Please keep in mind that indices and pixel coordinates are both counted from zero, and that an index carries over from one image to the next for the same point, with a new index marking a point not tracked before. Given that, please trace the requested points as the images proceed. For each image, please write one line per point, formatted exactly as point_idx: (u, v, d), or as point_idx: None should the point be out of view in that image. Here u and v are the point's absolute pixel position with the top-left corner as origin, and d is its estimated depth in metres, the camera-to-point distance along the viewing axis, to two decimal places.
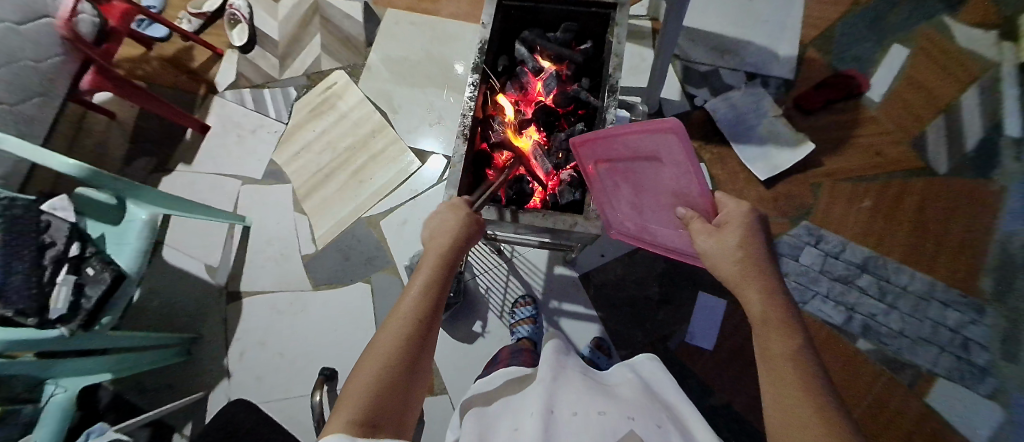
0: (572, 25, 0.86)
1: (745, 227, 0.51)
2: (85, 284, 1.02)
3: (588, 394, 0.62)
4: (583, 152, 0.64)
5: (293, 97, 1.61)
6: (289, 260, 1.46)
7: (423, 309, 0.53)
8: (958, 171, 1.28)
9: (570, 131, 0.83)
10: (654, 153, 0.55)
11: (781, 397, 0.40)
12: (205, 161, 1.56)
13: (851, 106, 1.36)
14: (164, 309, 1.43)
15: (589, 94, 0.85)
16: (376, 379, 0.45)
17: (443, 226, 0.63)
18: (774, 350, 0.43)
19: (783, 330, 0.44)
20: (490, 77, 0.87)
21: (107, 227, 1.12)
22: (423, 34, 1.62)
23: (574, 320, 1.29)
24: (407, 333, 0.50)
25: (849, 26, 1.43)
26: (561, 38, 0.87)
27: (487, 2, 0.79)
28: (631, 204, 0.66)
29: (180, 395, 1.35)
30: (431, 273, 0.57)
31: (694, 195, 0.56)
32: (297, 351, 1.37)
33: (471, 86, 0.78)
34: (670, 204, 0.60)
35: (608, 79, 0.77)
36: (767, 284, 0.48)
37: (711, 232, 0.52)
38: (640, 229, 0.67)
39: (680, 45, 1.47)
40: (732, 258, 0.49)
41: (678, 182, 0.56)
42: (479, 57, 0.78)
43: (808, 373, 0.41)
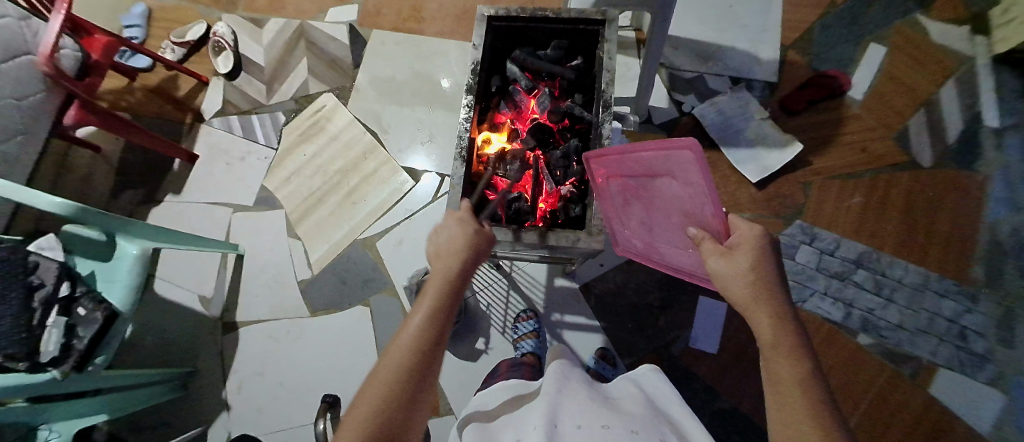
0: (562, 42, 0.86)
1: (757, 251, 0.51)
2: (76, 325, 1.00)
3: (593, 407, 0.62)
4: (596, 166, 0.66)
5: (281, 122, 1.60)
6: (285, 287, 1.44)
7: (426, 336, 0.52)
8: (942, 162, 1.31)
9: (565, 147, 0.84)
10: (666, 170, 0.55)
11: (785, 420, 0.41)
12: (195, 190, 1.54)
13: (834, 105, 1.39)
14: (158, 344, 1.39)
15: (582, 109, 0.85)
16: (375, 411, 0.44)
17: (450, 246, 0.61)
18: (783, 374, 0.44)
19: (792, 356, 0.45)
20: (483, 97, 0.87)
21: (98, 263, 1.10)
22: (409, 53, 1.62)
23: (576, 331, 1.29)
24: (408, 362, 0.49)
25: (827, 27, 1.46)
26: (552, 55, 0.88)
27: (477, 23, 0.80)
28: (641, 221, 0.67)
29: (177, 431, 1.32)
30: (436, 296, 0.56)
31: (706, 216, 0.56)
32: (298, 379, 1.34)
33: (465, 107, 0.78)
34: (682, 223, 0.60)
35: (600, 94, 0.77)
36: (778, 309, 0.48)
37: (723, 253, 0.52)
38: (648, 248, 0.68)
39: (665, 53, 1.49)
40: (743, 281, 0.50)
41: (691, 202, 0.56)
42: (471, 78, 0.79)
43: (814, 400, 0.42)
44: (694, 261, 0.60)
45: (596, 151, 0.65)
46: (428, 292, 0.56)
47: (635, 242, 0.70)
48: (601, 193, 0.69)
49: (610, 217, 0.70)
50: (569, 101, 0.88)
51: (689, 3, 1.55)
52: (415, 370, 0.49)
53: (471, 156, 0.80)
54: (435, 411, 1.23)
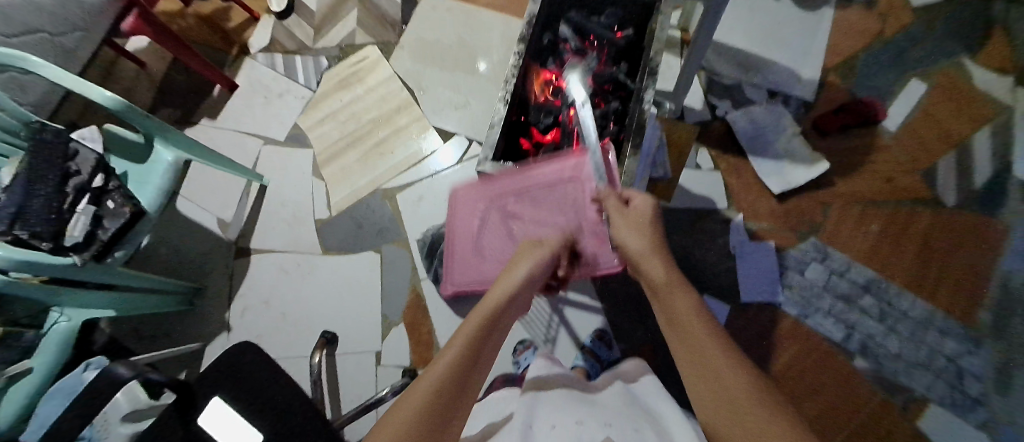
0: (616, 11, 0.89)
1: (648, 213, 0.69)
2: (103, 217, 1.04)
3: (567, 405, 0.66)
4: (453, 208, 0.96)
5: (323, 67, 1.61)
6: (301, 223, 1.47)
7: (485, 326, 0.57)
8: (964, 204, 1.31)
9: (604, 108, 0.87)
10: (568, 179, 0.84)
11: (693, 350, 0.49)
12: (230, 118, 1.58)
13: (866, 133, 1.40)
14: (172, 258, 1.44)
15: (626, 77, 0.88)
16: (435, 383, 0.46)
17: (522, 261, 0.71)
18: (680, 309, 0.54)
19: (680, 289, 0.57)
20: (535, 52, 0.91)
21: (132, 165, 1.14)
22: (457, 19, 1.63)
23: (578, 310, 1.31)
24: (470, 345, 0.52)
25: (872, 57, 1.47)
26: (605, 23, 0.91)
27: None
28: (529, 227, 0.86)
29: (177, 343, 1.36)
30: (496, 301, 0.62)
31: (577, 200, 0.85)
32: (301, 314, 1.38)
33: (517, 54, 0.81)
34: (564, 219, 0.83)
35: (648, 61, 0.80)
36: (665, 260, 0.62)
37: (621, 211, 0.70)
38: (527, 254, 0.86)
39: (708, 58, 1.51)
40: (644, 238, 0.65)
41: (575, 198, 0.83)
42: (527, 28, 0.82)
43: (704, 322, 0.52)
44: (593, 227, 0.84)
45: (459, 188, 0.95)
46: (493, 294, 0.64)
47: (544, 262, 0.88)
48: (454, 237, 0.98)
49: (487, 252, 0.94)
50: (615, 68, 0.91)
51: (741, 13, 1.56)
52: (471, 350, 0.52)
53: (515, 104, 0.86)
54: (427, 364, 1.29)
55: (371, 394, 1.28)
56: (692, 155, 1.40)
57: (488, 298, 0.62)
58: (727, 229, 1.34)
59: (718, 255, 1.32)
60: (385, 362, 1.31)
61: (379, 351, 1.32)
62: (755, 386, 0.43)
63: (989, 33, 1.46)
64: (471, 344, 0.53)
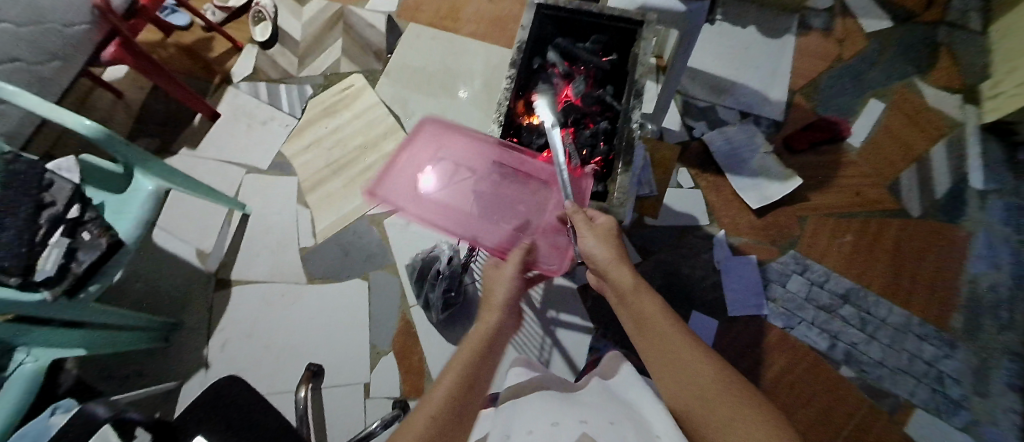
0: (601, 37, 0.92)
1: (609, 232, 0.68)
2: (78, 249, 0.99)
3: (548, 408, 0.62)
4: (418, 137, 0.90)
5: (308, 94, 1.62)
6: (286, 251, 1.44)
7: (482, 348, 0.60)
8: (928, 214, 1.39)
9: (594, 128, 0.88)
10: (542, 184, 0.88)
11: (664, 348, 0.55)
12: (211, 146, 1.55)
13: (834, 149, 1.48)
14: (147, 292, 1.38)
15: (613, 98, 0.90)
16: (439, 411, 0.50)
17: (498, 278, 0.72)
18: (647, 312, 0.60)
19: (645, 294, 0.61)
20: (524, 77, 0.93)
21: (110, 195, 1.10)
22: (442, 48, 1.67)
23: (570, 331, 1.31)
24: (468, 372, 0.56)
25: (833, 79, 1.57)
26: (591, 48, 0.93)
27: (526, 7, 0.87)
28: (485, 201, 0.88)
29: (150, 383, 1.29)
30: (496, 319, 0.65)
31: (538, 211, 0.87)
32: (285, 346, 1.33)
33: (508, 79, 0.85)
34: (519, 216, 0.87)
35: (633, 83, 0.82)
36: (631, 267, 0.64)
37: (588, 227, 0.68)
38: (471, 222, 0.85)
39: (682, 81, 1.59)
40: (610, 250, 0.66)
41: (540, 205, 0.87)
42: (516, 54, 0.85)
43: (667, 320, 0.58)
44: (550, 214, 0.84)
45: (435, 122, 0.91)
46: (488, 320, 0.65)
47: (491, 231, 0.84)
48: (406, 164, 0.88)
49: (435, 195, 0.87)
50: (602, 90, 0.93)
51: (710, 40, 1.65)
52: (459, 393, 0.53)
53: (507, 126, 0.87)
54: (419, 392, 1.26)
55: (360, 428, 1.23)
56: (673, 174, 1.45)
57: (479, 327, 0.64)
58: (711, 245, 1.38)
59: (704, 270, 1.35)
60: (375, 392, 1.27)
61: (367, 381, 1.28)
62: (722, 380, 0.49)
63: (935, 56, 1.59)
64: (470, 368, 0.57)
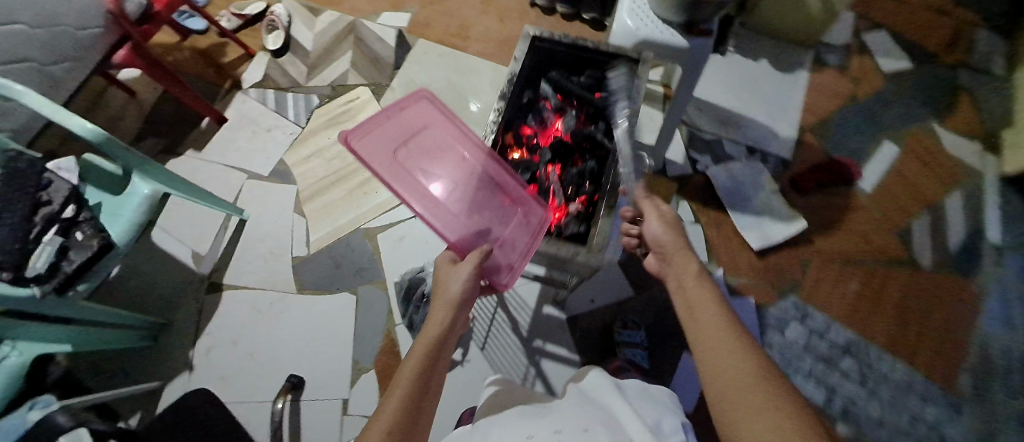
0: (596, 72, 0.90)
1: (666, 221, 0.70)
2: (70, 249, 1.00)
3: (523, 419, 0.62)
4: (409, 105, 0.75)
5: (314, 104, 1.64)
6: (278, 259, 1.44)
7: (431, 347, 0.56)
8: (940, 266, 1.32)
9: (581, 167, 0.87)
10: (523, 210, 0.74)
11: (702, 324, 0.55)
12: (215, 150, 1.57)
13: (844, 192, 1.43)
14: (139, 290, 1.39)
15: (604, 136, 0.89)
16: (397, 414, 0.47)
17: (452, 277, 0.63)
18: (692, 289, 0.60)
19: (698, 274, 0.62)
20: (514, 109, 0.90)
21: (107, 196, 1.10)
22: (449, 65, 1.68)
23: (556, 363, 1.27)
24: (419, 372, 0.52)
25: (847, 119, 1.52)
26: (585, 83, 0.92)
27: (521, 37, 0.82)
28: (458, 198, 0.72)
29: (133, 381, 1.29)
30: (444, 315, 0.60)
31: (508, 236, 0.72)
32: (268, 355, 1.32)
33: (495, 111, 0.81)
34: (486, 233, 0.71)
35: (623, 125, 0.82)
36: (684, 248, 0.67)
37: (657, 219, 0.71)
38: (432, 213, 0.69)
39: (689, 112, 1.56)
40: (669, 234, 0.69)
41: (512, 231, 0.72)
42: (507, 86, 0.82)
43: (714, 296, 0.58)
44: (519, 233, 0.71)
45: (433, 96, 0.76)
46: (438, 316, 0.61)
47: (452, 223, 0.69)
48: (387, 120, 0.72)
49: (405, 166, 0.70)
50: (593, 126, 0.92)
51: (721, 72, 1.62)
52: (412, 401, 0.49)
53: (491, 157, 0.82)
54: None
55: None
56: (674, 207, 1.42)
57: (430, 331, 0.59)
58: None
59: None
60: (353, 410, 1.25)
61: (346, 398, 1.27)
62: (765, 376, 0.45)
63: (956, 101, 1.53)
64: (421, 370, 0.53)
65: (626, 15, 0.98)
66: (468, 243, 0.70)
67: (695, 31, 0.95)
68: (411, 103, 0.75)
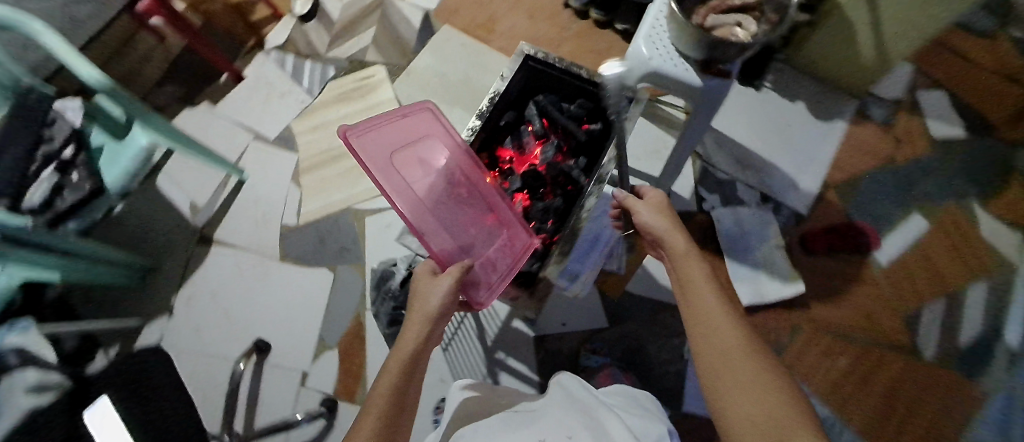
0: (583, 104, 0.97)
1: (660, 204, 0.74)
2: (64, 188, 1.06)
3: (514, 424, 0.67)
4: (410, 114, 0.75)
5: (329, 76, 1.64)
6: (268, 224, 1.47)
7: (407, 363, 0.52)
8: (943, 359, 1.22)
9: (548, 204, 0.92)
10: (509, 232, 0.71)
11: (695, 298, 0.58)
12: (229, 106, 1.60)
13: (855, 261, 1.32)
14: (137, 231, 1.45)
15: (579, 173, 0.93)
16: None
17: (430, 290, 0.60)
18: (685, 264, 0.64)
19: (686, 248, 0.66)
20: (496, 129, 0.98)
21: (109, 140, 1.11)
22: (469, 57, 1.64)
23: (515, 379, 1.26)
24: (393, 392, 0.49)
25: (877, 182, 1.40)
26: (572, 112, 0.98)
27: (513, 56, 0.86)
28: (444, 212, 0.73)
29: (117, 316, 1.36)
30: (419, 329, 0.56)
31: (491, 257, 0.70)
32: (242, 315, 1.36)
33: (470, 129, 0.81)
34: (467, 250, 0.71)
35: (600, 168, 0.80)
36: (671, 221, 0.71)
37: (651, 209, 0.73)
38: (417, 224, 0.70)
39: (707, 145, 1.47)
40: (660, 215, 0.72)
41: (494, 252, 0.70)
42: (489, 103, 0.84)
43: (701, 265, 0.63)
44: (501, 254, 0.70)
45: (435, 108, 0.76)
46: (410, 332, 0.56)
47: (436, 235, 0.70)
48: (387, 126, 0.73)
49: (398, 174, 0.72)
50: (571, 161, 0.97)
51: (751, 108, 1.52)
52: (384, 427, 0.46)
53: None
54: (351, 396, 1.26)
55: (287, 414, 1.26)
56: None
57: (403, 345, 0.55)
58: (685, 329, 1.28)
59: (671, 354, 1.26)
60: (310, 384, 1.28)
61: (306, 371, 1.30)
62: (759, 346, 0.50)
63: None
64: (397, 388, 0.50)
65: (643, 41, 0.87)
66: (450, 256, 0.69)
67: (713, 71, 0.84)
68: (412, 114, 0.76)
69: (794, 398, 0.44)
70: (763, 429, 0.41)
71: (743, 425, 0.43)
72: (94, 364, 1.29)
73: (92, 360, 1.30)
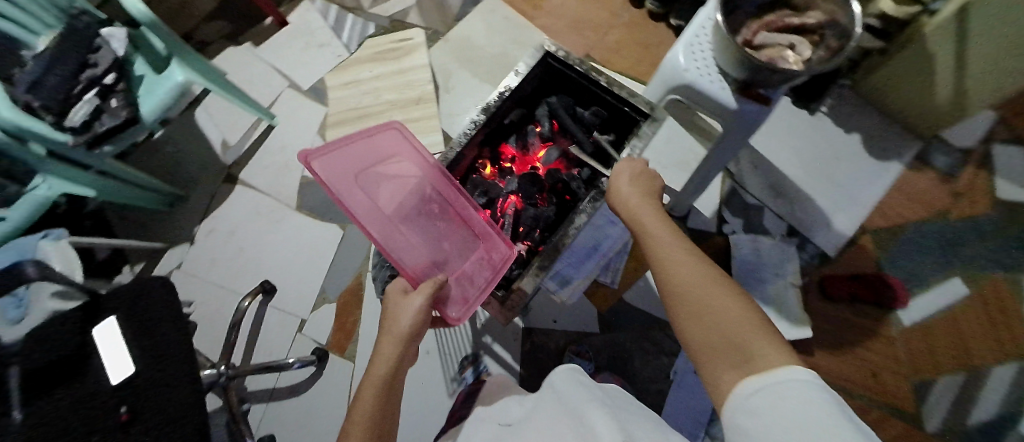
0: (599, 112, 0.95)
1: (636, 173, 0.73)
2: (104, 112, 1.09)
3: None
4: (377, 132, 0.70)
5: (368, 33, 1.62)
6: (290, 173, 1.51)
7: (384, 382, 0.59)
8: (946, 435, 1.14)
9: (540, 211, 0.95)
10: (485, 246, 0.73)
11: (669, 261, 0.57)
12: (269, 50, 1.62)
13: (874, 315, 1.24)
14: (172, 159, 1.53)
15: (580, 186, 0.95)
16: None
17: (403, 309, 0.62)
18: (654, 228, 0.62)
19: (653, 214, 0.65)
20: (502, 127, 0.99)
21: (149, 72, 1.17)
22: (510, 34, 1.59)
23: (497, 366, 1.27)
24: (373, 412, 0.56)
25: (920, 236, 1.29)
26: (587, 118, 0.96)
27: (530, 54, 0.87)
28: (418, 229, 0.71)
29: (145, 236, 1.46)
30: (393, 350, 0.60)
31: (468, 270, 0.71)
32: (254, 255, 1.44)
33: (471, 123, 0.87)
34: (443, 266, 0.70)
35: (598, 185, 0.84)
36: (643, 191, 0.70)
37: (626, 185, 0.71)
38: (386, 241, 0.66)
39: (741, 165, 1.39)
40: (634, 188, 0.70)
41: (471, 265, 0.71)
42: (493, 102, 0.88)
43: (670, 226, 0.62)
44: (478, 268, 0.71)
45: (404, 126, 0.73)
46: (384, 351, 0.60)
47: (410, 253, 0.68)
48: (352, 145, 0.67)
49: (364, 189, 0.67)
50: (576, 171, 0.99)
51: (798, 133, 1.41)
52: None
53: (455, 170, 0.92)
54: (341, 351, 1.32)
55: (282, 354, 1.34)
56: None
57: (376, 368, 0.60)
58: (677, 350, 1.25)
59: (656, 372, 1.24)
60: (306, 332, 1.35)
61: (304, 319, 1.36)
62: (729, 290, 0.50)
63: None
64: (376, 408, 0.57)
65: (683, 50, 0.97)
66: (423, 273, 0.68)
67: (751, 93, 0.92)
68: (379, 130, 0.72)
69: (745, 312, 0.47)
70: (730, 357, 0.44)
71: (710, 356, 0.46)
72: (121, 277, 1.40)
73: (120, 272, 1.41)
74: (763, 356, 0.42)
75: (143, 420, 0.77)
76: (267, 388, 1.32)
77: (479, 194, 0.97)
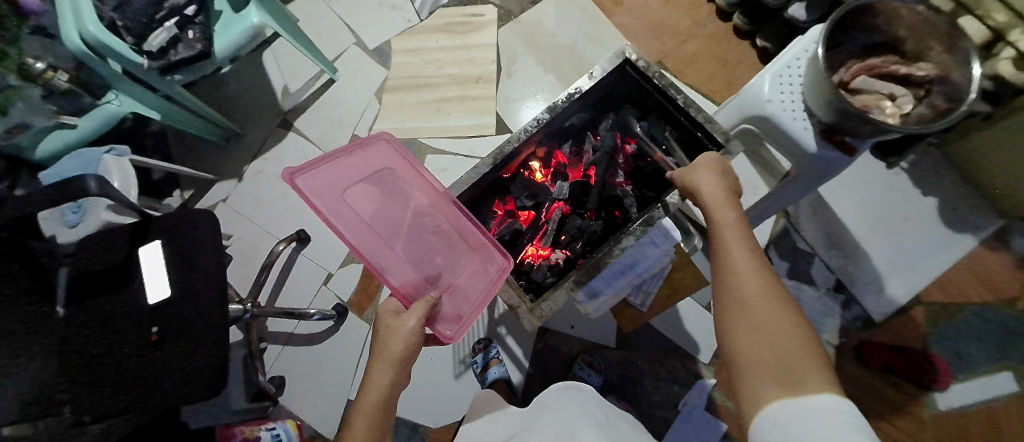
0: (668, 131, 0.91)
1: (718, 166, 0.69)
2: (180, 42, 1.11)
3: None
4: (367, 146, 0.69)
5: (441, 2, 1.59)
6: (341, 129, 1.52)
7: (380, 408, 0.59)
8: None
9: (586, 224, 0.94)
10: (480, 259, 0.71)
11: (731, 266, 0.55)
12: (342, 3, 1.62)
13: (908, 390, 1.17)
14: (234, 96, 1.56)
15: (632, 205, 0.94)
16: None
17: (395, 331, 0.61)
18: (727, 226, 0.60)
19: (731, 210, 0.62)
20: (563, 130, 0.98)
21: (228, 9, 1.16)
22: (585, 27, 1.53)
23: (508, 358, 1.28)
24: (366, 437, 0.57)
25: (979, 319, 1.20)
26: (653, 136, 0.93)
27: (609, 58, 0.83)
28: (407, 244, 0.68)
29: (197, 165, 1.51)
30: (387, 374, 0.60)
31: (462, 284, 0.69)
32: (295, 203, 1.47)
33: (534, 121, 0.84)
34: (434, 281, 0.69)
35: (653, 211, 0.82)
36: (726, 183, 0.67)
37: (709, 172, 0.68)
38: (372, 256, 0.64)
39: (799, 207, 1.31)
40: (714, 180, 0.66)
41: (466, 279, 0.70)
42: (561, 102, 0.84)
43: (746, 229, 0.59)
44: (473, 282, 0.69)
45: (393, 137, 0.72)
46: (376, 376, 0.61)
47: (399, 272, 0.66)
48: (339, 161, 0.66)
49: (350, 205, 0.65)
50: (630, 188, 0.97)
51: (869, 185, 1.31)
52: None
53: (507, 166, 0.92)
54: (360, 311, 1.35)
55: (305, 303, 1.38)
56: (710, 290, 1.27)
57: (368, 394, 0.60)
58: (691, 382, 1.22)
59: (665, 397, 1.22)
60: (331, 286, 1.39)
61: (332, 273, 1.40)
62: (789, 309, 0.49)
63: None
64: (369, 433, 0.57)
65: (769, 79, 0.91)
66: (414, 291, 0.67)
67: (835, 138, 0.85)
68: (369, 142, 0.70)
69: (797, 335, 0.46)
70: (775, 377, 0.44)
71: (754, 370, 0.46)
72: (170, 200, 1.47)
73: (169, 194, 1.48)
74: (812, 382, 0.42)
75: (169, 341, 0.81)
76: (285, 332, 1.37)
77: (527, 195, 0.98)
